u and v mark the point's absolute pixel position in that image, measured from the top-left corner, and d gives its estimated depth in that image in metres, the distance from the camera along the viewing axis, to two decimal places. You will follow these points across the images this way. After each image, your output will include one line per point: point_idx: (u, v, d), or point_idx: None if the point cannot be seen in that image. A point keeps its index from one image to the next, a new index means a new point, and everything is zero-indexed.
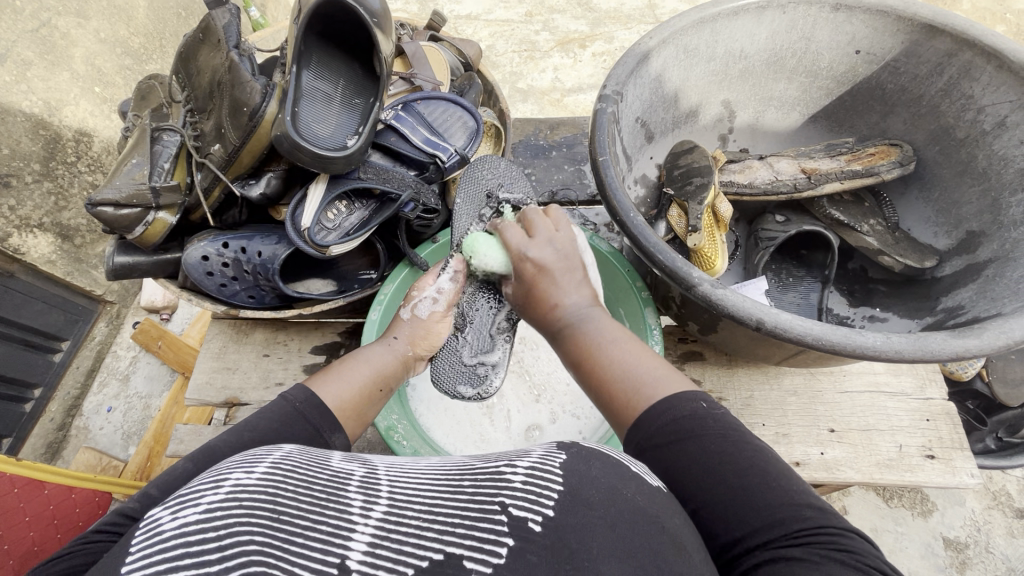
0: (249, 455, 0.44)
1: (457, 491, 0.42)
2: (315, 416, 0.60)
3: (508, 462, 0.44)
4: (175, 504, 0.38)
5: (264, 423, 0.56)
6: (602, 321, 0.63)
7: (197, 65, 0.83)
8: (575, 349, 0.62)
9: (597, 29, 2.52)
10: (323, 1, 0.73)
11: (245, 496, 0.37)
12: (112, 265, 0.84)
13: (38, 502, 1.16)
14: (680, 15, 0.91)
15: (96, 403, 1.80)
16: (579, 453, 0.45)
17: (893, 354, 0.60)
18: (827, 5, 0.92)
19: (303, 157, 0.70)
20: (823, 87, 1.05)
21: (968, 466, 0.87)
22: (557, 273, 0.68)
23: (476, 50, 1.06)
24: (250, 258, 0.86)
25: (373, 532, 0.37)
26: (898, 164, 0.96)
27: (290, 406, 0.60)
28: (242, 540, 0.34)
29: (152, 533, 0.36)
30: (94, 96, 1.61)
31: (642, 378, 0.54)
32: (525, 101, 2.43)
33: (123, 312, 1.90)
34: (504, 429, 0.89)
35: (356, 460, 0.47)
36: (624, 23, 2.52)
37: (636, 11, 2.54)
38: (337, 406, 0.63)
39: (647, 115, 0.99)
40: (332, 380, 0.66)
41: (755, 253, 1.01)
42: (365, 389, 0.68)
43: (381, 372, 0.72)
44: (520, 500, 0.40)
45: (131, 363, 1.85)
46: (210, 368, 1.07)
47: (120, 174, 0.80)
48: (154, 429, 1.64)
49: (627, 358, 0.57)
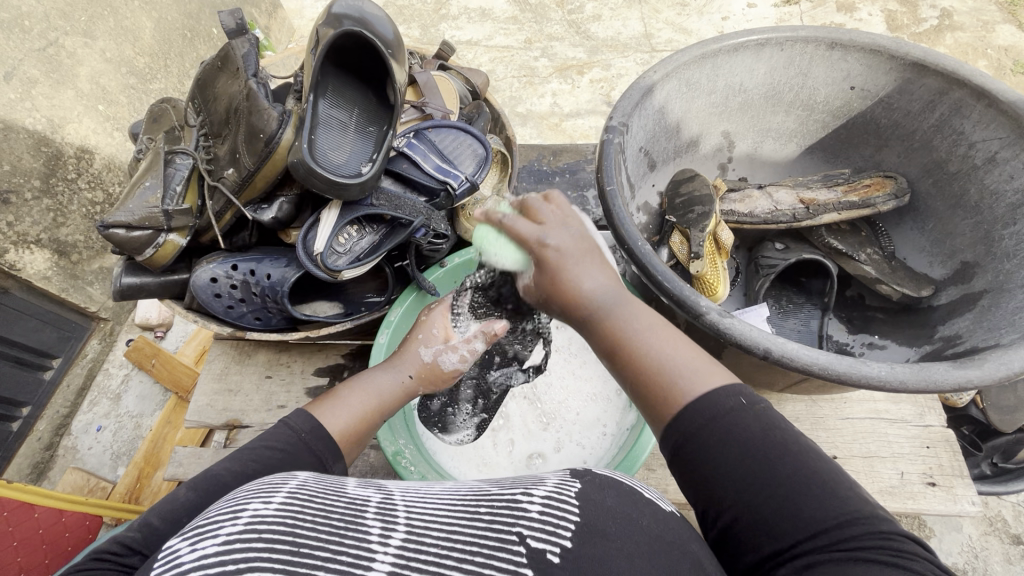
0: (264, 485, 0.44)
1: (474, 518, 0.42)
2: (316, 447, 0.61)
3: (523, 491, 0.45)
4: (193, 535, 0.38)
5: (267, 451, 0.58)
6: (634, 306, 0.59)
7: (213, 91, 0.85)
8: (603, 337, 0.59)
9: (594, 56, 2.59)
10: (341, 33, 0.75)
11: (264, 527, 0.37)
12: (119, 286, 0.84)
13: (27, 525, 1.14)
14: (682, 51, 0.94)
15: (86, 422, 1.77)
16: (592, 482, 0.48)
17: (896, 384, 0.61)
18: (822, 43, 0.96)
19: (318, 183, 0.71)
20: (819, 120, 1.08)
21: (968, 494, 0.87)
22: (575, 261, 0.61)
23: (483, 80, 1.08)
24: (259, 280, 0.86)
25: (393, 559, 0.37)
26: (894, 197, 0.99)
27: (292, 436, 0.61)
28: (263, 572, 0.34)
29: (171, 565, 0.36)
30: (97, 114, 1.63)
31: (685, 373, 0.52)
32: (524, 125, 2.48)
33: (116, 329, 1.88)
34: (507, 453, 0.89)
35: (371, 487, 0.47)
36: (621, 51, 2.59)
37: (632, 40, 2.61)
38: (336, 437, 0.64)
39: (650, 145, 1.01)
40: (332, 408, 0.67)
41: (756, 280, 1.03)
42: (364, 417, 0.69)
43: (384, 401, 0.73)
44: (537, 531, 0.41)
45: (123, 381, 1.83)
46: (211, 389, 1.06)
47: (133, 198, 0.81)
48: (145, 449, 1.61)
49: (668, 352, 0.54)
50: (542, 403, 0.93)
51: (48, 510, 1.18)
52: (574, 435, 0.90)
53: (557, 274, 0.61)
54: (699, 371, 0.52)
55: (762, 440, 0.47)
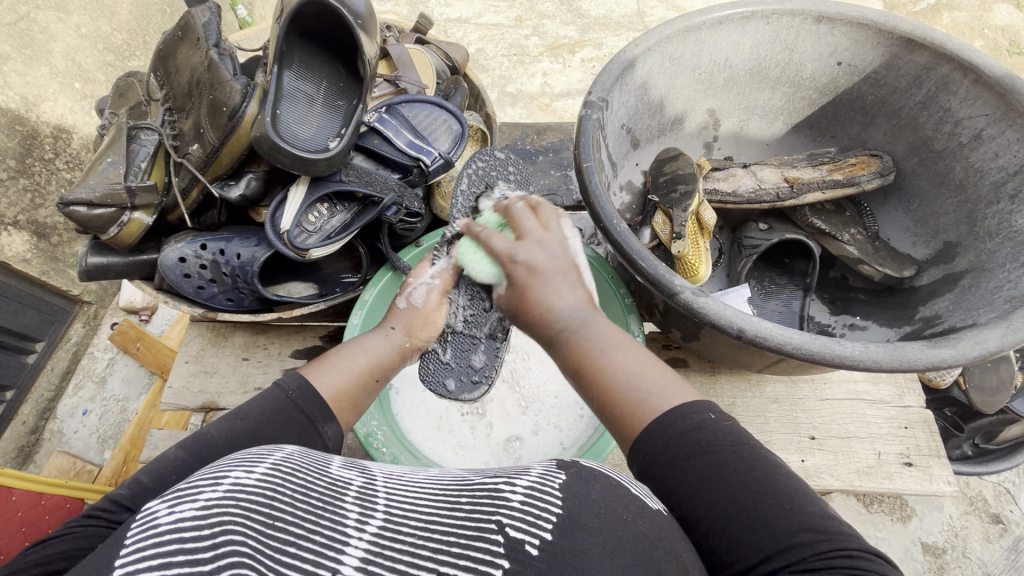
0: (249, 454, 0.43)
1: (454, 509, 0.41)
2: (306, 404, 0.59)
3: (507, 481, 0.44)
4: (173, 498, 0.37)
5: (255, 412, 0.55)
6: (600, 325, 0.62)
7: (175, 63, 0.81)
8: (570, 358, 0.61)
9: (586, 35, 2.54)
10: (305, 1, 0.72)
11: (242, 495, 0.36)
12: (85, 266, 0.82)
13: (6, 508, 1.13)
14: (665, 24, 0.91)
15: (71, 405, 1.76)
16: (576, 473, 0.45)
17: (870, 364, 0.61)
18: (810, 16, 0.93)
19: (283, 159, 0.69)
20: (806, 97, 1.06)
21: (944, 474, 0.88)
22: (547, 278, 0.66)
23: (462, 54, 1.05)
24: (228, 260, 0.84)
25: (367, 547, 0.36)
26: (878, 175, 0.98)
27: (282, 394, 0.58)
28: (235, 541, 0.33)
29: (148, 528, 0.34)
30: (73, 92, 1.58)
31: (648, 388, 0.54)
32: (514, 105, 2.44)
33: (101, 312, 1.86)
34: (484, 436, 0.88)
35: (356, 467, 0.47)
36: (613, 30, 2.54)
37: (625, 18, 2.56)
38: (327, 396, 0.61)
39: (632, 122, 0.99)
40: (326, 366, 0.65)
41: (738, 260, 1.01)
42: (360, 377, 0.67)
43: (377, 361, 0.70)
44: (517, 520, 0.39)
45: (108, 365, 1.81)
46: (187, 372, 1.05)
47: (94, 174, 0.78)
48: (130, 432, 1.61)
49: (627, 362, 0.57)
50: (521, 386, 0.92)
51: (26, 494, 1.17)
52: (553, 419, 0.89)
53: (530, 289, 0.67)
54: (667, 390, 0.53)
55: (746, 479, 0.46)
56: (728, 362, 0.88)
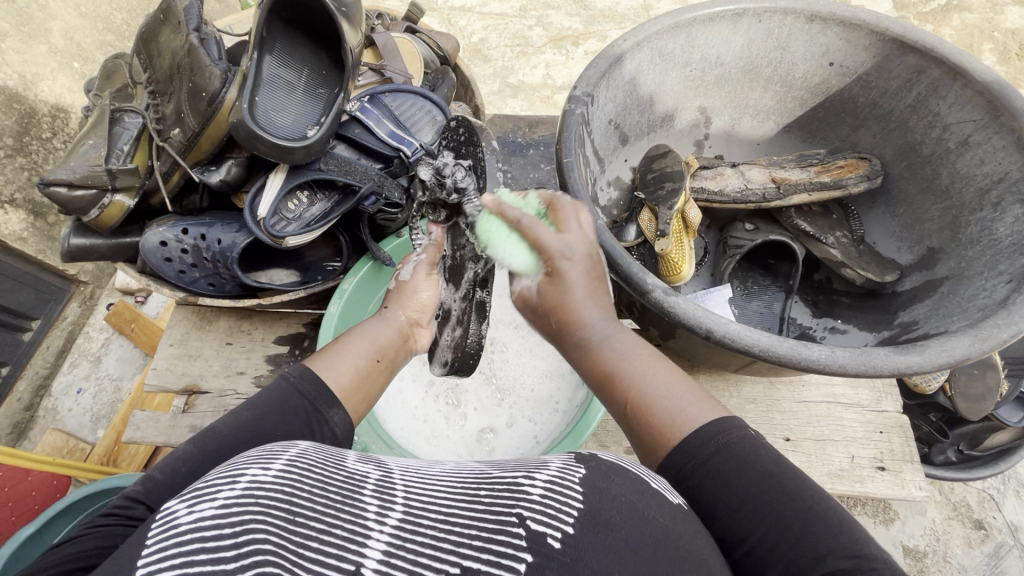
0: (265, 451, 0.44)
1: (473, 501, 0.42)
2: (309, 391, 0.60)
3: (525, 474, 0.44)
4: (192, 497, 0.38)
5: (260, 403, 0.57)
6: (625, 337, 0.60)
7: (158, 45, 0.81)
8: (593, 367, 0.60)
9: (590, 27, 2.52)
10: None
11: (261, 494, 0.37)
12: (68, 247, 0.82)
13: None
14: (655, 19, 0.90)
15: (66, 384, 1.78)
16: (597, 468, 0.46)
17: (836, 368, 0.61)
18: (802, 15, 0.92)
19: (261, 146, 0.69)
20: (797, 97, 1.05)
21: (916, 479, 0.88)
22: (578, 288, 0.61)
23: (453, 45, 1.04)
24: (209, 245, 0.85)
25: (389, 539, 0.37)
26: (866, 178, 0.97)
27: (287, 383, 0.60)
28: (258, 540, 0.34)
29: (167, 526, 0.36)
30: (73, 71, 1.58)
31: (678, 406, 0.53)
32: (515, 97, 2.42)
33: (97, 293, 1.87)
34: (459, 427, 0.89)
35: (371, 462, 0.48)
36: (618, 23, 2.52)
37: (631, 11, 2.54)
38: (332, 384, 0.62)
39: (620, 118, 0.99)
40: (332, 354, 0.66)
41: (723, 260, 1.01)
42: (364, 362, 0.67)
43: (379, 344, 0.70)
44: (538, 513, 0.40)
45: (103, 345, 1.83)
46: (171, 354, 1.06)
47: (75, 155, 0.79)
48: (122, 412, 1.63)
49: (658, 380, 0.56)
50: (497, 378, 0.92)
51: (14, 469, 1.19)
52: (528, 413, 0.89)
53: (566, 294, 0.61)
54: (690, 409, 0.53)
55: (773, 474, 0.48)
56: (705, 362, 0.88)
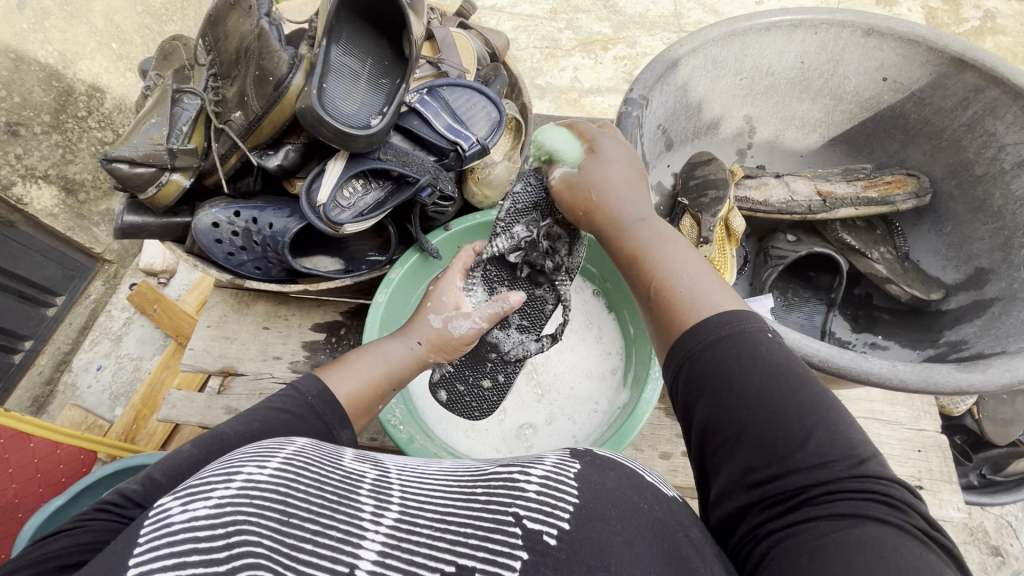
0: (260, 449, 0.44)
1: (470, 498, 0.42)
2: (323, 411, 0.61)
3: (521, 470, 0.44)
4: (185, 494, 0.38)
5: (276, 415, 0.58)
6: (668, 234, 0.64)
7: (225, 29, 0.82)
8: (624, 249, 0.66)
9: (619, 33, 2.51)
10: None
11: (255, 493, 0.37)
12: (121, 224, 0.83)
13: (23, 454, 1.17)
14: (712, 26, 0.91)
15: (86, 360, 1.79)
16: (592, 463, 0.46)
17: (896, 383, 0.61)
18: (859, 30, 0.92)
19: (325, 132, 0.69)
20: (846, 111, 1.05)
21: (954, 500, 0.87)
22: (613, 183, 0.69)
23: (503, 41, 1.05)
24: (260, 229, 0.86)
25: (384, 539, 0.37)
26: (915, 196, 0.97)
27: (299, 399, 0.61)
28: (249, 541, 0.34)
29: (161, 524, 0.36)
30: (110, 52, 1.61)
31: (688, 281, 0.57)
32: (542, 98, 2.43)
33: (120, 272, 1.88)
34: (498, 422, 0.89)
35: (367, 460, 0.48)
36: (648, 29, 2.52)
37: (661, 18, 2.53)
38: (342, 402, 0.64)
39: (668, 123, 0.99)
40: (338, 372, 0.67)
41: (763, 270, 1.01)
42: (374, 382, 0.69)
43: (393, 365, 0.72)
44: (534, 511, 0.40)
45: (124, 324, 1.84)
46: (208, 336, 1.06)
47: (137, 133, 0.79)
48: (143, 392, 1.63)
49: (676, 260, 0.60)
50: (537, 376, 0.93)
51: (43, 442, 1.21)
52: (567, 411, 0.90)
53: (603, 176, 0.69)
54: (711, 299, 0.54)
55: (782, 375, 0.46)
56: None
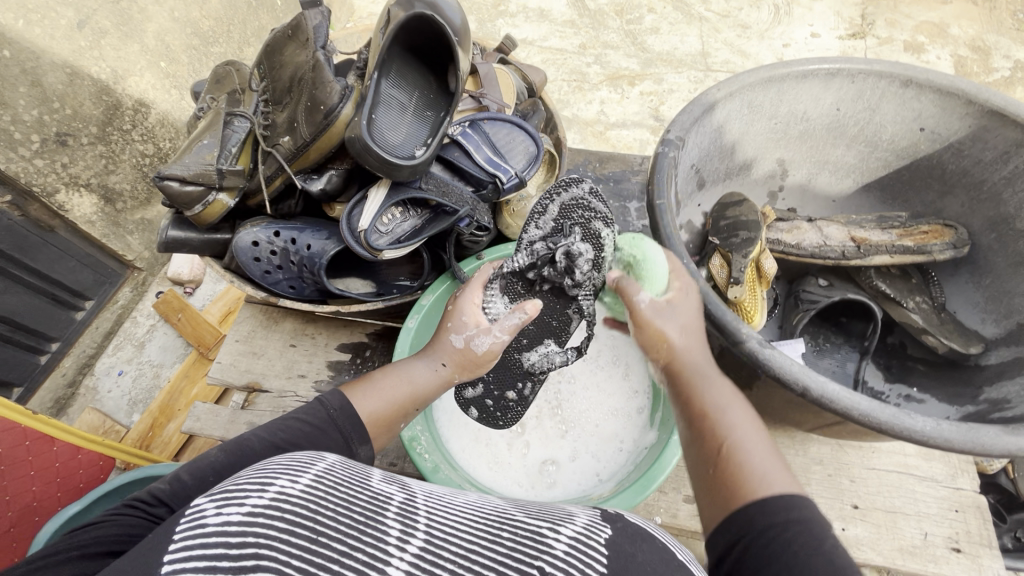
0: (294, 461, 0.45)
1: (495, 542, 0.42)
2: (346, 427, 0.65)
3: (550, 527, 0.45)
4: (221, 498, 0.38)
5: (298, 423, 0.62)
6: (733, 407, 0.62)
7: (280, 59, 0.86)
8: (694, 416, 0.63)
9: (646, 69, 2.59)
10: (413, 15, 0.75)
11: (287, 507, 0.38)
12: (165, 238, 0.85)
13: (46, 458, 1.18)
14: (750, 72, 0.92)
15: (108, 364, 1.82)
16: (623, 531, 0.47)
17: (941, 442, 0.59)
18: (897, 80, 0.93)
19: (371, 161, 0.71)
20: (881, 158, 1.05)
21: (994, 566, 0.83)
22: (685, 344, 0.70)
23: (542, 77, 1.08)
24: (298, 250, 0.87)
25: (407, 566, 0.37)
26: (952, 246, 0.96)
27: (324, 413, 0.65)
28: (276, 557, 0.34)
29: (195, 524, 0.36)
30: (159, 70, 1.70)
31: (763, 471, 0.53)
32: (568, 129, 2.49)
33: (149, 280, 1.93)
34: (520, 456, 0.88)
35: (393, 483, 0.48)
36: (675, 67, 2.59)
37: (689, 56, 2.60)
38: (363, 418, 0.68)
39: (702, 162, 0.99)
40: (363, 391, 0.71)
41: (794, 314, 1.00)
42: (399, 402, 0.72)
43: (418, 386, 0.75)
44: (559, 570, 0.40)
45: (149, 331, 1.88)
46: (236, 350, 1.08)
47: (190, 153, 0.83)
48: (161, 400, 1.65)
49: (753, 447, 0.56)
50: (562, 410, 0.92)
51: (65, 446, 1.23)
52: (592, 448, 0.88)
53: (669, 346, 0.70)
54: (780, 477, 0.52)
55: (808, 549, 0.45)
56: (776, 417, 0.86)
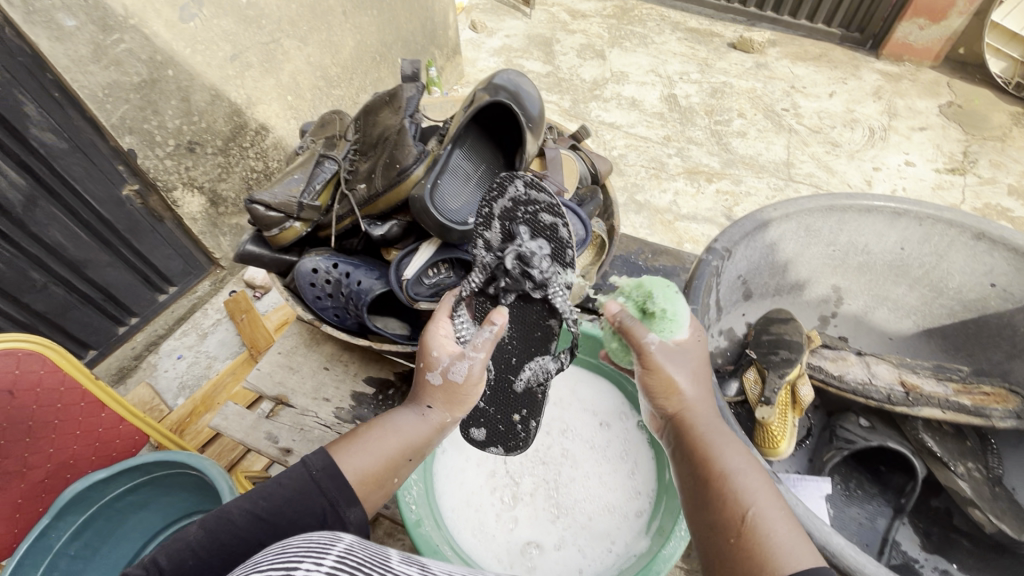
0: (312, 543, 0.44)
1: None
2: (329, 491, 0.68)
3: None
4: None
5: (280, 492, 0.66)
6: (742, 464, 0.68)
7: (374, 118, 0.98)
8: (702, 471, 0.70)
9: (727, 168, 3.02)
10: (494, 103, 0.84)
11: None
12: (242, 250, 0.97)
13: (92, 421, 1.31)
14: (810, 198, 0.93)
15: None
16: None
17: None
18: (968, 232, 0.90)
19: (427, 222, 0.80)
20: (946, 308, 1.00)
21: None
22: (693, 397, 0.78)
23: (607, 167, 1.14)
24: (350, 283, 0.95)
25: None
26: (1015, 415, 0.88)
27: (305, 477, 0.68)
28: None
29: None
30: None
31: (780, 541, 0.59)
32: (638, 213, 2.81)
33: None
34: (507, 531, 0.95)
35: (413, 564, 0.47)
36: (753, 172, 3.01)
37: (770, 164, 3.05)
38: (350, 479, 0.70)
39: (749, 275, 0.99)
40: (348, 447, 0.73)
41: (826, 448, 0.96)
42: (391, 459, 0.74)
43: (410, 440, 0.77)
44: None
45: None
46: (275, 360, 1.16)
47: (280, 184, 0.95)
48: (205, 390, 1.77)
49: (765, 504, 0.63)
50: (558, 496, 0.98)
51: (112, 414, 1.35)
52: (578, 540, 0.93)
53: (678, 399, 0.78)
54: (803, 550, 0.58)
55: None
56: None
